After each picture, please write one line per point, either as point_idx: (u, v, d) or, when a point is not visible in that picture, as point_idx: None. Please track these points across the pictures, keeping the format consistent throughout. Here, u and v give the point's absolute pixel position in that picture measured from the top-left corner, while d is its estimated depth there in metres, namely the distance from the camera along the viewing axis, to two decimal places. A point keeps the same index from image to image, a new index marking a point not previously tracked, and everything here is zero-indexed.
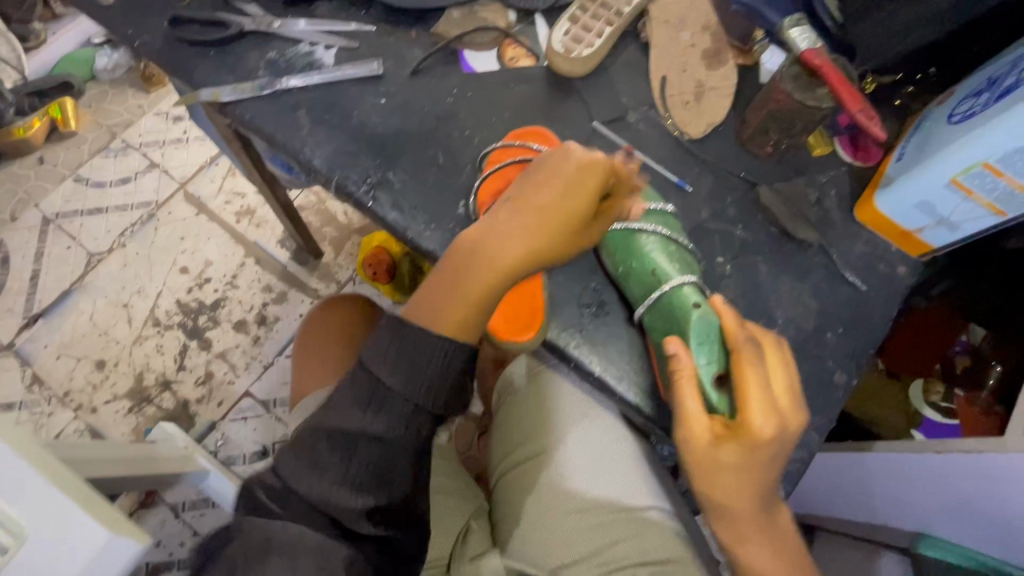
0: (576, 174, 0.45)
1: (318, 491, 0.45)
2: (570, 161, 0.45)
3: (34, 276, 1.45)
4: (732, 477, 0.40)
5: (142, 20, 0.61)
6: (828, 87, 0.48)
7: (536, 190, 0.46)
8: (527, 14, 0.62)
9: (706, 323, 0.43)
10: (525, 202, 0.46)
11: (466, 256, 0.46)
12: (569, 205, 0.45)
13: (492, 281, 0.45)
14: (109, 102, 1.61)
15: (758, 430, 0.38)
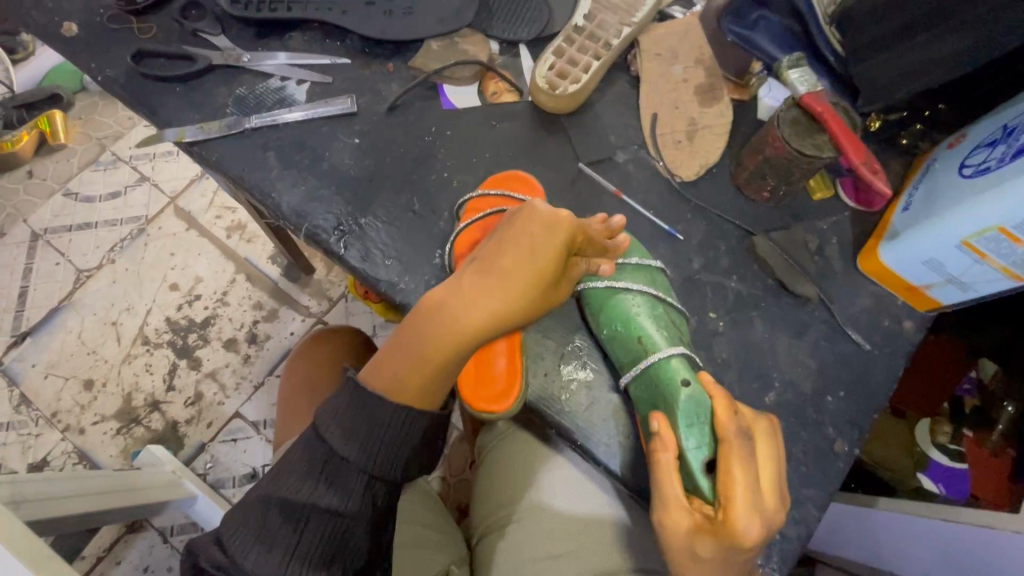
0: (541, 233, 0.41)
1: (262, 570, 0.40)
2: (540, 220, 0.41)
3: (23, 293, 1.43)
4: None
5: (106, 54, 0.59)
6: (828, 134, 0.45)
7: (503, 250, 0.41)
8: (511, 45, 0.59)
9: (695, 402, 0.39)
10: (490, 263, 0.41)
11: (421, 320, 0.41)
12: (537, 269, 0.40)
13: (446, 349, 0.41)
14: (99, 115, 1.59)
15: (743, 532, 0.33)
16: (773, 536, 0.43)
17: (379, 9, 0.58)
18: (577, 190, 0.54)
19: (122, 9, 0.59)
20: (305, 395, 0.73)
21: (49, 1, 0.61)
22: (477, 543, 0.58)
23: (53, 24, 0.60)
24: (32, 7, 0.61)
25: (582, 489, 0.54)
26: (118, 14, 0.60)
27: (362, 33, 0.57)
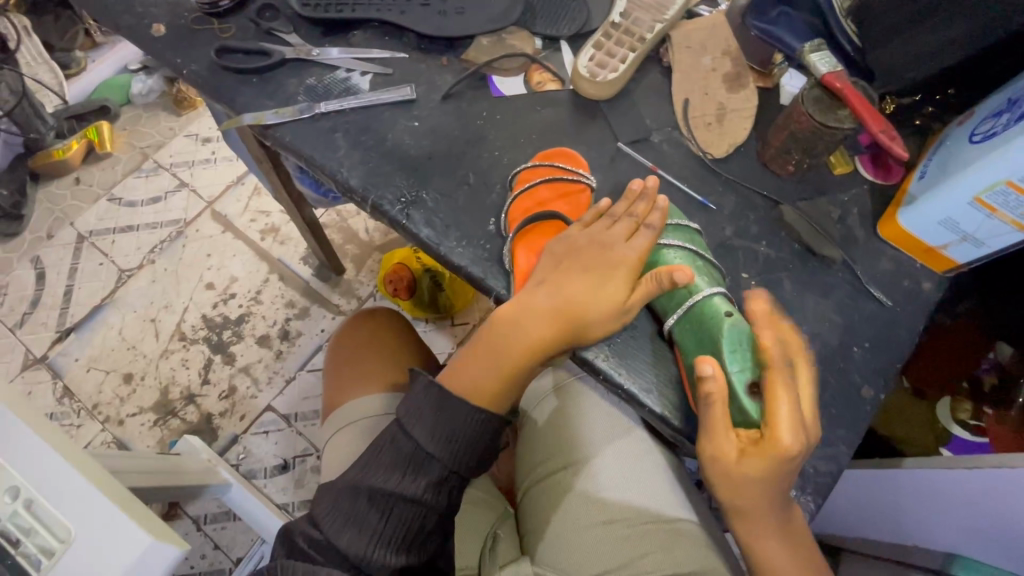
0: (610, 259, 0.48)
1: (356, 545, 0.49)
2: (611, 249, 0.49)
3: (68, 291, 1.49)
4: (759, 485, 0.41)
5: (190, 50, 0.65)
6: (849, 109, 0.50)
7: (574, 274, 0.49)
8: (553, 41, 0.65)
9: (737, 331, 0.44)
10: (563, 286, 0.48)
11: (503, 333, 0.50)
12: (606, 289, 0.47)
13: (525, 355, 0.49)
14: (142, 125, 1.68)
15: (786, 445, 0.40)
16: (807, 471, 0.47)
17: (435, 9, 0.64)
18: (617, 167, 0.59)
19: (204, 11, 0.66)
20: (354, 364, 0.77)
21: (139, 5, 0.68)
22: (523, 500, 0.61)
23: (142, 25, 0.67)
24: (124, 11, 0.68)
25: (623, 445, 0.59)
26: (201, 16, 0.67)
27: (420, 30, 0.64)
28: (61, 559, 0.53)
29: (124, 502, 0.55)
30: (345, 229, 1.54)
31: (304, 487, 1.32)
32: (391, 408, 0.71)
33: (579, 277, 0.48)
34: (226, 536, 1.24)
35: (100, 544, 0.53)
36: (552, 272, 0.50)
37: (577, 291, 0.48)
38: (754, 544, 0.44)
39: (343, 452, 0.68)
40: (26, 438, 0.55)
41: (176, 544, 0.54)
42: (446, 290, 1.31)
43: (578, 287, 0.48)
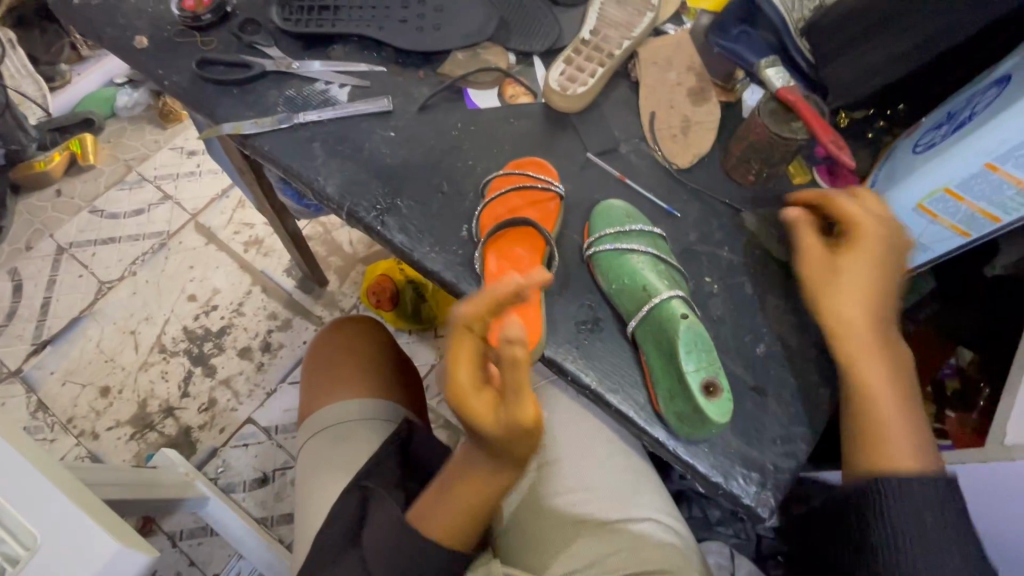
0: (476, 405, 0.41)
1: None
2: (473, 398, 0.40)
3: (46, 303, 1.47)
4: (860, 310, 0.47)
5: (172, 63, 0.67)
6: (802, 121, 0.52)
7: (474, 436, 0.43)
8: (526, 57, 0.67)
9: (693, 332, 0.46)
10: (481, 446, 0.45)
11: (448, 501, 0.51)
12: (515, 426, 0.41)
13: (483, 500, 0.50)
14: (127, 138, 1.68)
15: (861, 230, 0.47)
16: (768, 467, 0.48)
17: (412, 25, 0.66)
18: (586, 176, 0.61)
19: (186, 25, 0.68)
20: (329, 370, 0.77)
21: (122, 18, 0.70)
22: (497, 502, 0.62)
23: (125, 38, 0.69)
24: (108, 24, 0.70)
25: (595, 447, 0.61)
26: (184, 29, 0.68)
27: (399, 45, 0.66)
28: (27, 567, 0.52)
29: (89, 506, 0.54)
30: (329, 241, 1.54)
31: (284, 500, 1.30)
32: (366, 413, 0.72)
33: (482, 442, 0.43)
34: (203, 551, 1.21)
35: (64, 551, 0.52)
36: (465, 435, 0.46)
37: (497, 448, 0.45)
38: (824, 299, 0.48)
39: (319, 457, 0.69)
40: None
41: (144, 551, 0.54)
42: (429, 301, 1.32)
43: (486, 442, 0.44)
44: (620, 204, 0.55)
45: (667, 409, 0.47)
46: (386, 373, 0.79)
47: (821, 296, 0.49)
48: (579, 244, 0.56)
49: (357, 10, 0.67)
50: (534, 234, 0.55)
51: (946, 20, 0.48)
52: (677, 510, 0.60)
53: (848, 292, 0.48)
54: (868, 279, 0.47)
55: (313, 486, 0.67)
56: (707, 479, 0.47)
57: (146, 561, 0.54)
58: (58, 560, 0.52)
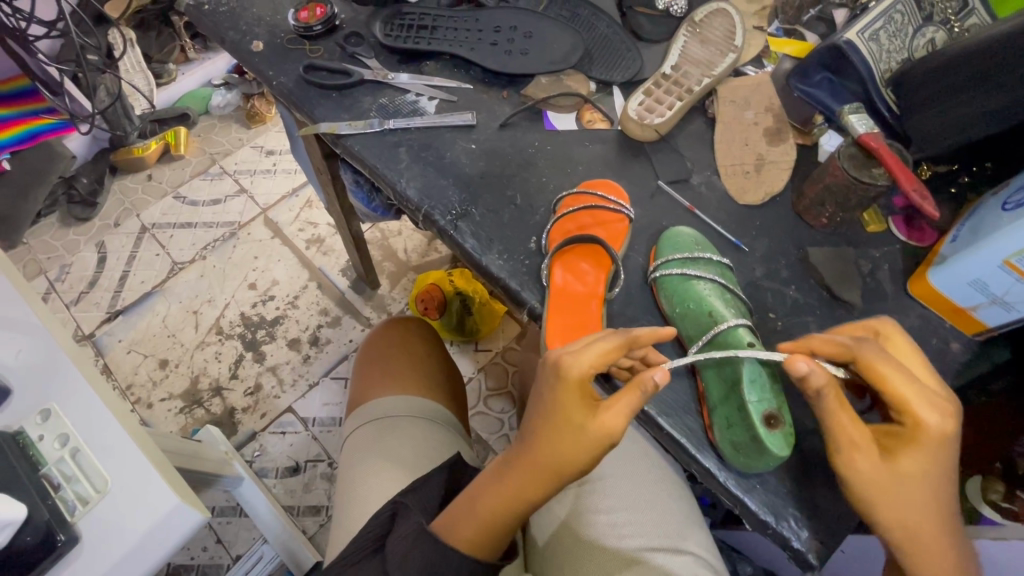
0: (564, 390, 0.44)
1: None
2: (570, 380, 0.44)
3: (124, 276, 1.59)
4: (872, 497, 0.41)
5: (281, 65, 0.74)
6: (884, 168, 0.52)
7: (558, 415, 0.44)
8: (606, 86, 0.70)
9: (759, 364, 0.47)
10: (542, 442, 0.45)
11: (488, 514, 0.49)
12: (597, 423, 0.43)
13: (513, 524, 0.50)
14: (215, 134, 1.83)
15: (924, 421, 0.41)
16: (821, 511, 0.47)
17: (502, 48, 0.71)
18: (655, 203, 0.62)
19: (299, 34, 0.75)
20: (381, 366, 0.80)
21: (244, 25, 0.78)
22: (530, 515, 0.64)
23: (244, 42, 0.77)
24: (231, 28, 0.78)
25: (634, 477, 0.61)
26: (296, 37, 0.75)
27: (486, 64, 0.70)
28: (94, 508, 0.56)
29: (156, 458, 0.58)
30: (385, 247, 1.61)
31: (312, 492, 1.32)
32: (414, 410, 0.75)
33: (561, 426, 0.44)
34: (229, 531, 1.25)
35: (128, 499, 0.56)
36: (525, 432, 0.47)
37: (562, 453, 0.44)
38: (840, 462, 0.42)
39: (365, 446, 0.72)
40: (83, 393, 0.60)
41: (199, 511, 0.57)
42: (474, 313, 1.35)
43: (557, 435, 0.44)
44: (690, 232, 0.56)
45: (726, 439, 0.46)
46: (434, 373, 0.82)
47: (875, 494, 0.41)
48: (643, 266, 0.57)
49: (452, 31, 0.72)
50: (600, 251, 0.56)
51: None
52: (711, 542, 0.60)
53: (876, 466, 0.41)
54: (873, 467, 0.41)
55: (357, 471, 0.70)
56: (756, 517, 0.46)
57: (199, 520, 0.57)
58: (123, 508, 0.55)
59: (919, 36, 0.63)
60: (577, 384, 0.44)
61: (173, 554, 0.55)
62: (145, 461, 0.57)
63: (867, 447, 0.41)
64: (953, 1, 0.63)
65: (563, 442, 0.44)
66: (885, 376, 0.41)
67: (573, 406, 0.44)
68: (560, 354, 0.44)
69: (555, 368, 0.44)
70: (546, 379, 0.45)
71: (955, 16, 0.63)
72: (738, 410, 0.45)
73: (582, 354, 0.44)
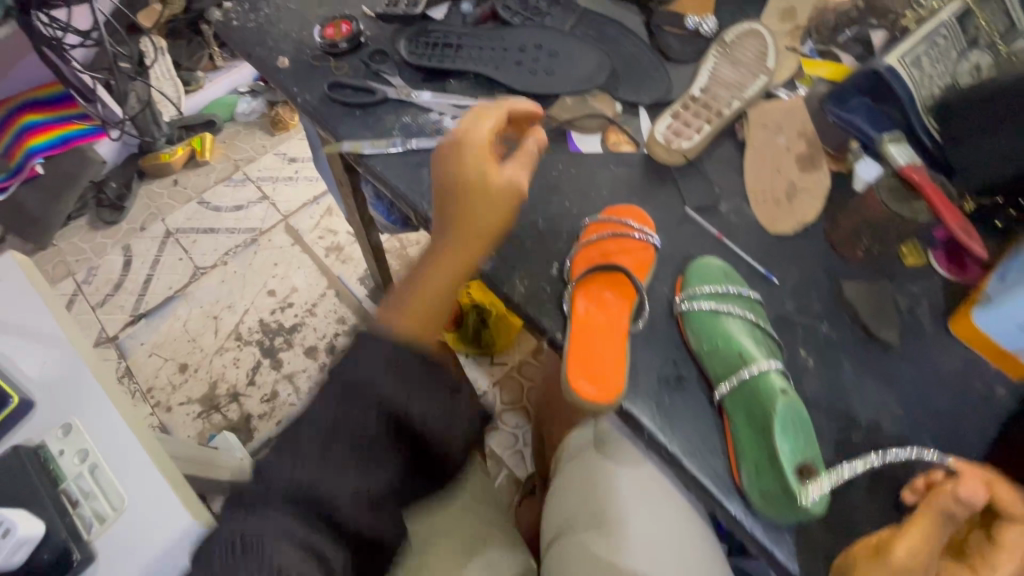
0: (481, 137, 0.55)
1: None
2: (477, 134, 0.56)
3: (147, 280, 1.61)
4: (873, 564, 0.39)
5: (306, 82, 0.74)
6: (926, 201, 0.50)
7: (463, 187, 0.54)
8: (632, 107, 0.69)
9: (790, 412, 0.45)
10: (456, 202, 0.55)
11: (413, 295, 0.54)
12: (504, 174, 0.55)
13: (443, 298, 0.55)
14: (240, 140, 1.86)
15: None
16: None
17: (526, 69, 0.70)
18: (682, 230, 0.60)
19: (325, 51, 0.75)
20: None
21: (271, 41, 0.79)
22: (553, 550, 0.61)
23: (271, 58, 0.77)
24: (258, 44, 0.78)
25: (664, 526, 0.57)
26: (322, 54, 0.76)
27: (511, 84, 0.69)
28: (111, 526, 0.56)
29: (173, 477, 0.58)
30: (403, 256, 1.61)
31: None
32: None
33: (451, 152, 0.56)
34: None
35: (143, 518, 0.56)
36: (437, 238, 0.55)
37: (476, 207, 0.54)
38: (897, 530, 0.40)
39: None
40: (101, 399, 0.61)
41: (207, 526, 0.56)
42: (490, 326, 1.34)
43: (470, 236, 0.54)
44: (719, 262, 0.54)
45: (755, 486, 0.44)
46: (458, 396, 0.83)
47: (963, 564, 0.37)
48: (669, 296, 0.55)
49: (477, 50, 0.72)
50: (625, 281, 0.54)
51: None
52: None
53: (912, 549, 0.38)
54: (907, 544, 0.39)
55: None
56: (784, 568, 0.44)
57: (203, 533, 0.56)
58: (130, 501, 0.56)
59: (963, 61, 0.60)
60: (479, 150, 0.55)
61: (190, 569, 0.55)
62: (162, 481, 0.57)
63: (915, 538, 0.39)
64: (1002, 23, 0.60)
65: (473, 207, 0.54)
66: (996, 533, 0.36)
67: (474, 148, 0.55)
68: (444, 137, 0.58)
69: (449, 137, 0.57)
70: (445, 164, 0.56)
71: (1002, 38, 0.60)
72: (768, 458, 0.44)
73: (484, 122, 0.57)
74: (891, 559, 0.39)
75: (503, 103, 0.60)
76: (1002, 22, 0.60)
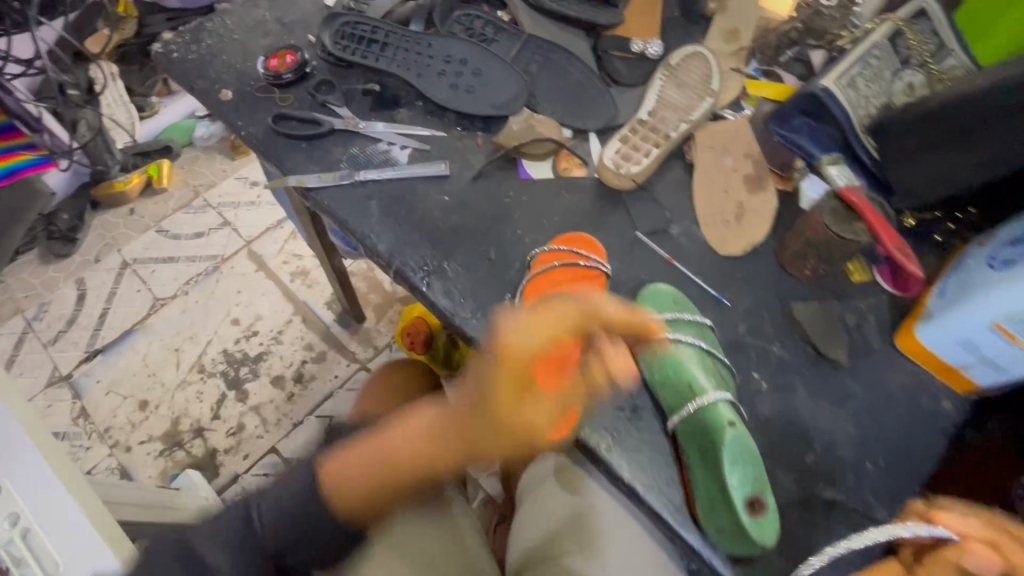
0: (540, 333, 0.44)
1: None
2: (516, 347, 0.42)
3: (76, 315, 1.40)
4: None
5: (249, 114, 0.72)
6: (866, 223, 0.51)
7: (490, 391, 0.45)
8: (581, 132, 0.69)
9: (740, 443, 0.45)
10: (477, 376, 0.46)
11: (416, 424, 0.50)
12: (541, 407, 0.46)
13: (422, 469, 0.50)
14: (200, 166, 1.63)
15: None
16: None
17: (447, 81, 0.69)
18: (634, 256, 0.60)
19: (269, 82, 0.73)
20: (371, 417, 0.80)
21: (212, 73, 0.76)
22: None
23: (213, 90, 0.75)
24: (200, 77, 0.76)
25: None
26: (266, 85, 0.73)
27: (431, 96, 0.69)
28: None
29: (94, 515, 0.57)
30: (371, 279, 1.42)
31: None
32: None
33: (482, 370, 0.45)
34: None
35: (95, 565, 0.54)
36: (468, 371, 0.47)
37: (489, 391, 0.45)
38: None
39: None
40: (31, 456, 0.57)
41: None
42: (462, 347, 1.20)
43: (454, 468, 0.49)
44: (668, 288, 0.55)
45: (706, 516, 0.45)
46: None
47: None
48: None
49: (402, 52, 0.71)
50: None
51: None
52: None
53: None
54: None
55: None
56: None
57: (123, 565, 0.55)
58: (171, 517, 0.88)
59: (896, 80, 0.62)
60: (510, 372, 0.44)
61: None
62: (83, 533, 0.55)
63: None
64: (930, 43, 0.62)
65: (495, 434, 0.46)
66: None
67: (501, 385, 0.44)
68: (508, 326, 0.44)
69: (509, 330, 0.43)
70: (489, 357, 0.45)
71: (932, 58, 0.62)
72: (715, 490, 0.44)
73: (525, 341, 0.43)
74: None
75: (506, 358, 0.43)
76: (930, 43, 0.62)
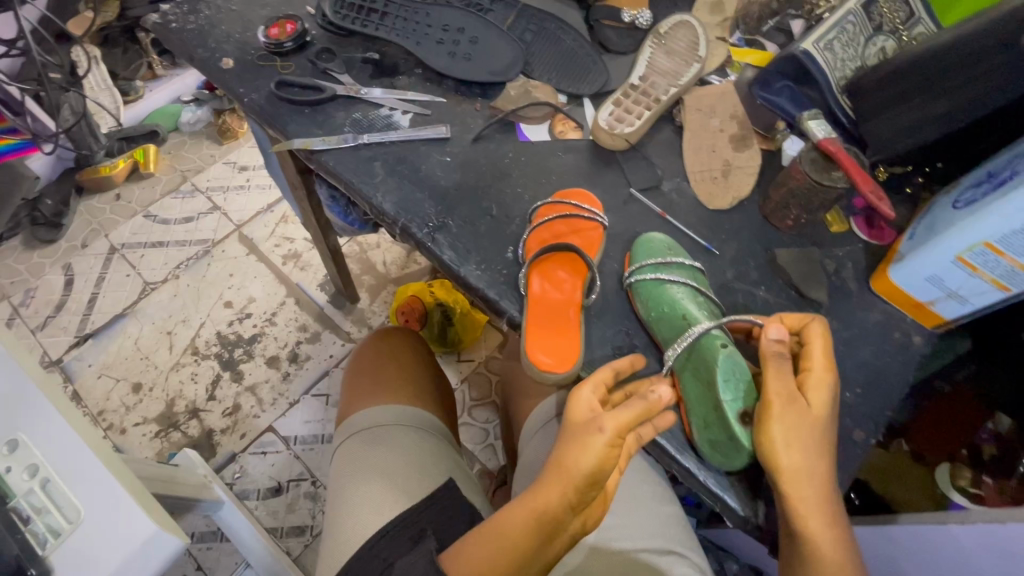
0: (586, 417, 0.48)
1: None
2: (578, 409, 0.48)
3: (63, 301, 1.36)
4: (819, 412, 0.47)
5: (252, 82, 0.73)
6: (842, 170, 0.55)
7: (572, 416, 0.48)
8: (576, 98, 0.72)
9: (731, 363, 0.50)
10: (561, 442, 0.48)
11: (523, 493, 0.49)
12: (610, 411, 0.47)
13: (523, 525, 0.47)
14: (186, 151, 1.60)
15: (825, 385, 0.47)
16: None
17: (446, 49, 0.72)
18: (628, 210, 0.64)
19: (269, 50, 0.74)
20: (365, 375, 0.82)
21: (212, 42, 0.77)
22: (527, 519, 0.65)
23: (213, 59, 0.75)
24: (199, 46, 0.77)
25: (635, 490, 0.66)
26: (266, 54, 0.75)
27: (431, 64, 0.71)
28: (67, 541, 0.48)
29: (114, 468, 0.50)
30: (364, 260, 1.42)
31: (296, 512, 1.16)
32: (404, 420, 0.75)
33: (566, 432, 0.48)
34: (210, 558, 1.10)
35: (117, 524, 0.48)
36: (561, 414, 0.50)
37: (569, 450, 0.47)
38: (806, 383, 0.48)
39: (356, 458, 0.72)
40: (39, 406, 0.51)
41: (178, 538, 0.49)
42: (456, 325, 1.23)
43: (568, 490, 0.46)
44: (661, 237, 0.59)
45: (705, 437, 0.50)
46: (421, 383, 0.83)
47: (777, 447, 0.45)
48: (619, 273, 0.60)
49: (401, 21, 0.73)
50: (576, 257, 0.58)
51: (1008, 73, 0.50)
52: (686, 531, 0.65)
53: (808, 404, 0.47)
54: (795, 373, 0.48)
55: (349, 492, 0.69)
56: (737, 512, 0.50)
57: (150, 520, 0.48)
58: (195, 490, 0.89)
59: (871, 45, 0.65)
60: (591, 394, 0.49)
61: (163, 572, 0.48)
62: (101, 487, 0.49)
63: (785, 403, 0.46)
64: (902, 11, 0.66)
65: (582, 445, 0.46)
66: (818, 344, 0.49)
67: (580, 399, 0.48)
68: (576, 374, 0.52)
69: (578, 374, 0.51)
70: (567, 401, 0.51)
71: (903, 25, 0.66)
72: (706, 410, 0.50)
73: (588, 386, 0.49)
74: (810, 391, 0.47)
75: (594, 433, 0.46)
76: (901, 10, 0.66)
